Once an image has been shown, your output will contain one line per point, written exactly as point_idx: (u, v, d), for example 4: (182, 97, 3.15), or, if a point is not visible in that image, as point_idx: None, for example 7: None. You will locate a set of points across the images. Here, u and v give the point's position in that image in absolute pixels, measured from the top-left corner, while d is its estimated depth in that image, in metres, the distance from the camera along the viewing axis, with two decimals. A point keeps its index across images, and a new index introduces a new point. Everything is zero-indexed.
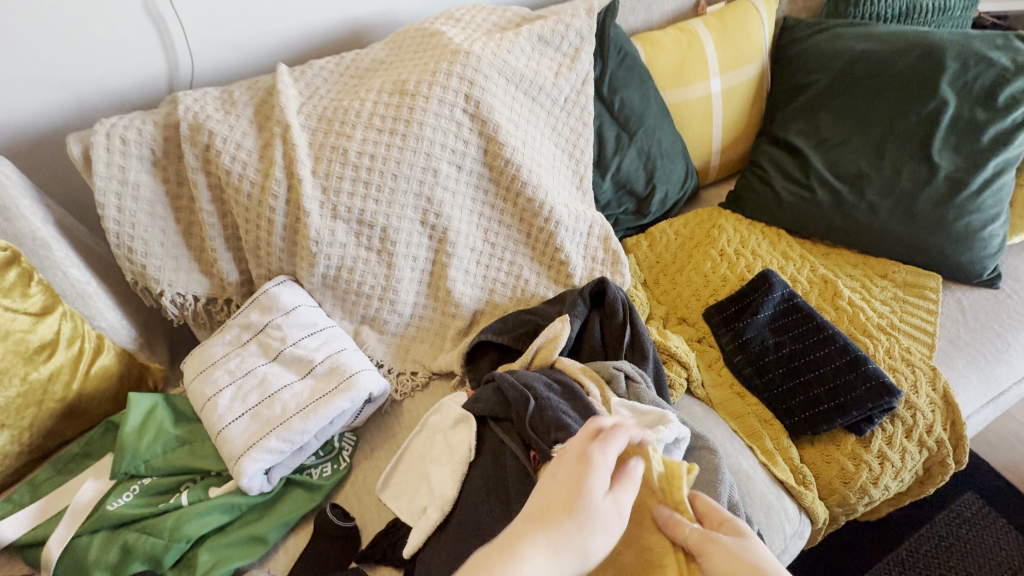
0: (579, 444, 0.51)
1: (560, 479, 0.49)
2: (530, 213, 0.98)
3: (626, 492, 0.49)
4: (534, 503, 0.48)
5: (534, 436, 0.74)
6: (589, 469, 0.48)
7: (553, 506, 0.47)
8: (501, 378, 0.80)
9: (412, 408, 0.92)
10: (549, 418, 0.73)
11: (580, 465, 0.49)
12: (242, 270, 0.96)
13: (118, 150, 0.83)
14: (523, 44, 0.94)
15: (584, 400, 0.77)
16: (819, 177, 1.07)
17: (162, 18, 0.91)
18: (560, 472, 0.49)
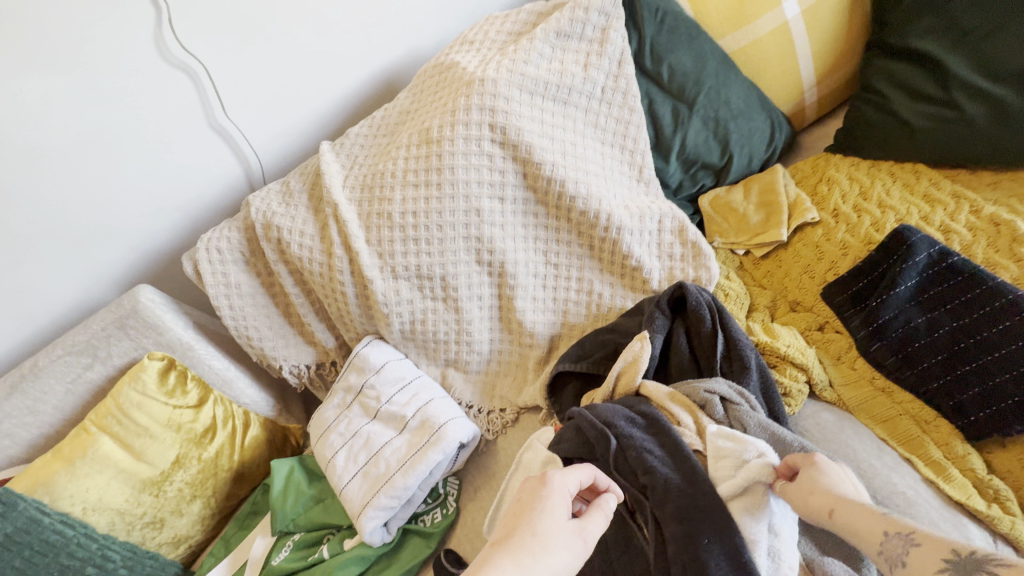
0: (539, 477, 0.57)
1: (525, 502, 0.55)
2: (587, 225, 0.90)
3: (592, 522, 0.55)
4: (503, 525, 0.53)
5: (620, 479, 0.69)
6: (550, 497, 0.54)
7: (518, 523, 0.52)
8: (580, 417, 0.75)
9: (508, 445, 0.93)
10: (633, 459, 0.68)
11: (541, 490, 0.55)
12: (336, 335, 1.05)
13: (217, 259, 0.95)
14: (541, 47, 0.86)
15: (674, 436, 0.68)
16: (964, 87, 0.81)
17: (226, 131, 1.02)
18: (523, 496, 0.55)
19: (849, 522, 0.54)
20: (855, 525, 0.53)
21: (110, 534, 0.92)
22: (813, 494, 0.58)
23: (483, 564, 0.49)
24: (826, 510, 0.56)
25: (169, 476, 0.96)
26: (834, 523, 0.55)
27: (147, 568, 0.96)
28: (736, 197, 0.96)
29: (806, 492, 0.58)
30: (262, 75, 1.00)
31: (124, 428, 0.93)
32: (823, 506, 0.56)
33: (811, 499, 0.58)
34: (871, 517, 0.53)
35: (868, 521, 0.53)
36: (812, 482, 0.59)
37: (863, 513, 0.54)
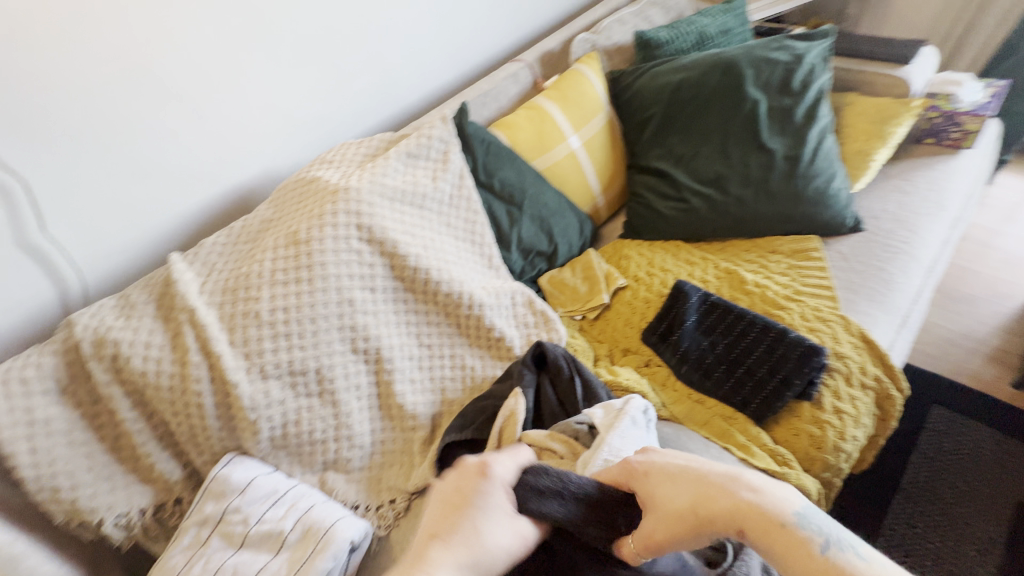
0: (477, 465, 0.65)
1: (460, 489, 0.63)
2: (452, 306, 1.02)
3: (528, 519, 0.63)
4: (433, 514, 0.62)
5: None
6: (485, 487, 0.63)
7: (449, 510, 0.61)
8: None
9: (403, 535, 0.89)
10: None
11: (469, 478, 0.64)
12: (184, 463, 0.92)
13: (18, 391, 0.79)
14: (395, 164, 1.03)
15: None
16: (688, 189, 1.21)
17: (39, 249, 0.91)
18: (450, 488, 0.64)
19: (760, 533, 0.56)
20: (762, 531, 0.55)
21: None
22: (728, 508, 0.57)
23: (423, 558, 0.57)
24: (743, 530, 0.57)
25: None
26: (755, 535, 0.56)
27: None
28: (566, 275, 1.20)
29: (712, 495, 0.59)
30: (97, 192, 0.95)
31: None
32: (733, 523, 0.57)
33: (720, 518, 0.57)
34: (763, 518, 0.56)
35: (769, 528, 0.55)
36: (705, 488, 0.60)
37: (768, 516, 0.56)
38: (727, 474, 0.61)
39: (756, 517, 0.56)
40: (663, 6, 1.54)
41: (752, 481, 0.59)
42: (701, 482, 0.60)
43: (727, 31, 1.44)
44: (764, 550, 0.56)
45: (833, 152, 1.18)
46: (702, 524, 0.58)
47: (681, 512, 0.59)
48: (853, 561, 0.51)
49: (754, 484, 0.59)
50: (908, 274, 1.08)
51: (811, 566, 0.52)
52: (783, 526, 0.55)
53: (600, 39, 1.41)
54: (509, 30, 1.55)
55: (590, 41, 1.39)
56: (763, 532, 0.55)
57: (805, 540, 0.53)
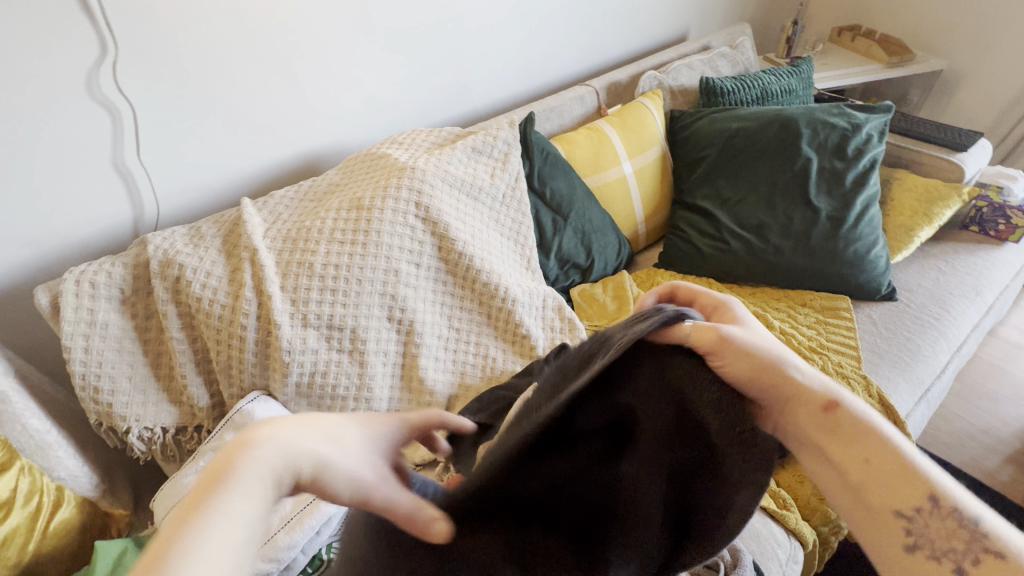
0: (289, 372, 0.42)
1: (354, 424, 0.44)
2: (487, 295, 1.07)
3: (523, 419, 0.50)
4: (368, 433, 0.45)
5: None
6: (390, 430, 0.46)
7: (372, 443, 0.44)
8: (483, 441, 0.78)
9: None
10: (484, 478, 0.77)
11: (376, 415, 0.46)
12: (213, 392, 0.97)
13: (88, 294, 0.86)
14: (460, 155, 1.10)
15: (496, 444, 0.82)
16: (729, 231, 1.24)
17: (129, 172, 0.99)
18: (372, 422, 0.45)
19: (826, 434, 0.52)
20: (851, 422, 0.51)
21: None
22: (815, 383, 0.54)
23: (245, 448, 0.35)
24: (839, 423, 0.52)
25: None
26: (842, 437, 0.51)
27: None
28: (597, 290, 1.23)
29: (794, 379, 0.54)
30: (190, 133, 1.03)
31: None
32: (819, 400, 0.53)
33: (806, 389, 0.53)
34: (844, 423, 0.52)
35: (841, 435, 0.51)
36: (806, 368, 0.55)
37: (890, 445, 0.50)
38: (813, 375, 0.55)
39: (854, 423, 0.51)
40: (731, 59, 1.61)
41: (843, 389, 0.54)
42: (793, 361, 0.56)
43: (789, 91, 1.50)
44: (827, 437, 0.52)
45: (876, 221, 1.22)
46: (779, 386, 0.54)
47: (755, 359, 0.54)
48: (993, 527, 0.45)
49: (850, 398, 0.53)
50: (934, 349, 1.11)
51: (897, 480, 0.48)
52: (874, 436, 0.50)
53: (667, 79, 1.49)
54: (581, 58, 1.64)
55: (658, 78, 1.47)
56: (836, 435, 0.52)
57: (913, 471, 0.48)
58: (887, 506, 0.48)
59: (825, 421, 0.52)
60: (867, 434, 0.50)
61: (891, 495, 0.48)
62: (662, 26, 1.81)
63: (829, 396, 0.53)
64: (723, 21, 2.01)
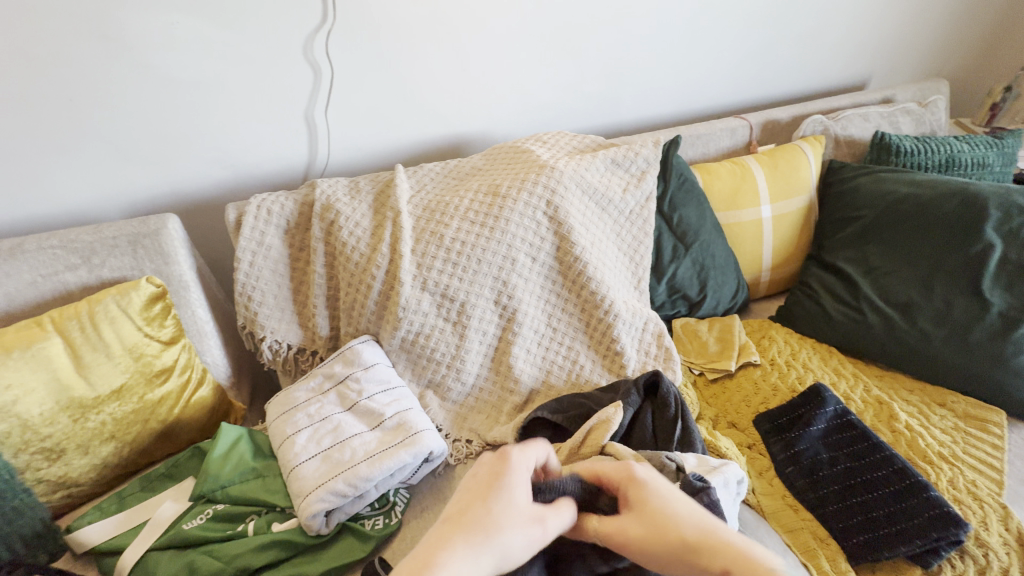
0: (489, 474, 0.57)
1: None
2: (591, 304, 1.08)
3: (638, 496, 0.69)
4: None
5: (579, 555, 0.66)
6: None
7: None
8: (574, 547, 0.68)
9: (496, 461, 0.59)
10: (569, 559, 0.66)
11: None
12: (333, 326, 1.09)
13: (263, 218, 1.02)
14: (598, 164, 1.12)
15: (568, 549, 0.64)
16: (869, 302, 1.13)
17: (315, 124, 1.15)
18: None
19: (630, 518, 0.56)
20: (643, 523, 0.55)
21: None
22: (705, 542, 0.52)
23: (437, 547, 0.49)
24: (627, 486, 0.60)
25: (100, 404, 0.89)
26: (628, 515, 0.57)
27: (16, 500, 0.84)
28: (702, 328, 1.19)
29: (664, 513, 0.55)
30: (368, 99, 1.17)
31: (82, 337, 0.89)
32: (676, 540, 0.52)
33: (704, 551, 0.51)
34: (642, 514, 0.56)
35: (644, 511, 0.56)
36: (771, 571, 0.48)
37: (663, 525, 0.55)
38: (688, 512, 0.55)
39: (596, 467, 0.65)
40: (917, 117, 1.44)
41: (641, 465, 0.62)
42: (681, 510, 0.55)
43: (982, 164, 1.31)
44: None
45: None
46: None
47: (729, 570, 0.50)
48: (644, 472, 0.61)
49: (657, 488, 0.58)
50: None
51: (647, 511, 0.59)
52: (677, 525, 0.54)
53: (834, 126, 1.38)
54: (742, 89, 1.57)
55: (824, 124, 1.37)
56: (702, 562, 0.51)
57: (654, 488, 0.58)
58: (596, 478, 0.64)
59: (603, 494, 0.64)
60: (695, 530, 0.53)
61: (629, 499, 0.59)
62: (840, 70, 1.67)
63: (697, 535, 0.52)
64: (916, 75, 1.80)
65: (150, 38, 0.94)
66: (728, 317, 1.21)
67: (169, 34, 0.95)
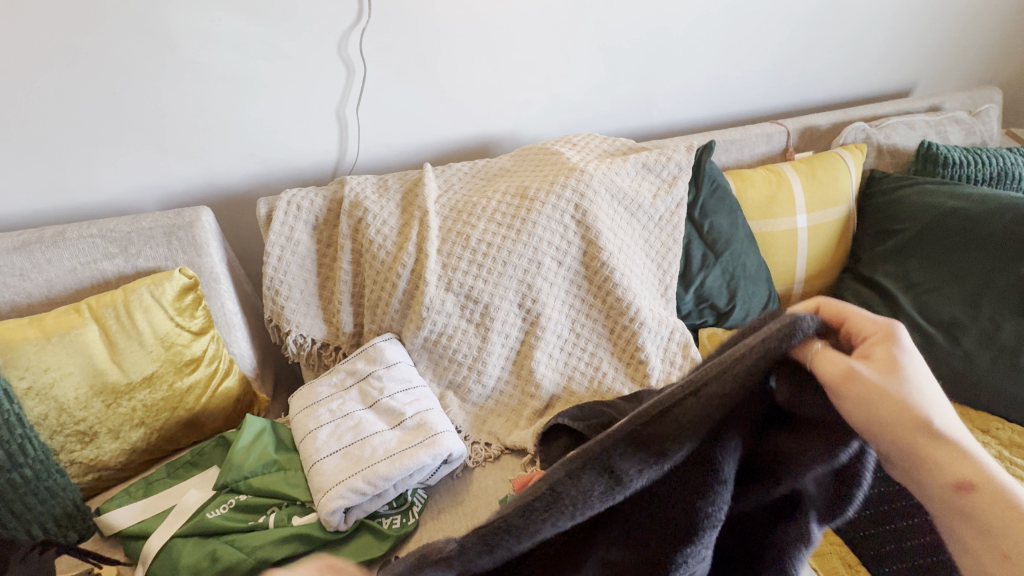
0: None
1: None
2: (617, 311, 1.06)
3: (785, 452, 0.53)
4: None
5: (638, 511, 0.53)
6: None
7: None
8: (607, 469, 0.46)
9: None
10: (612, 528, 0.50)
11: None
12: (357, 323, 1.10)
13: (293, 214, 1.03)
14: (629, 168, 1.10)
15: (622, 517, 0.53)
16: (909, 320, 1.08)
17: (346, 121, 1.15)
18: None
19: (859, 390, 0.46)
20: (883, 379, 0.46)
21: (35, 426, 0.85)
22: (960, 462, 0.44)
23: None
24: (847, 376, 0.46)
25: (132, 391, 0.92)
26: (856, 389, 0.46)
27: (49, 481, 0.86)
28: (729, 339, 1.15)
29: (905, 406, 0.46)
30: (399, 98, 1.17)
31: (117, 324, 0.91)
32: (921, 427, 0.45)
33: (935, 451, 0.45)
34: (881, 381, 0.46)
35: (885, 392, 0.46)
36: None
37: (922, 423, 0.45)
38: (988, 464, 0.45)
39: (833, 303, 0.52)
40: (966, 127, 1.38)
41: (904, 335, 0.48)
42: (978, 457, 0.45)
43: None
44: (957, 525, 0.45)
45: None
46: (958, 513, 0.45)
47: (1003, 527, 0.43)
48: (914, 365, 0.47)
49: (916, 378, 0.47)
50: None
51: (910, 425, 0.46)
52: (957, 451, 0.45)
53: (876, 134, 1.33)
54: (779, 94, 1.52)
55: (866, 132, 1.32)
56: (924, 463, 0.46)
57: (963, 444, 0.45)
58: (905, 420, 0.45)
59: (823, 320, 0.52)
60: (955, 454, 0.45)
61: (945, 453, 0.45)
62: (883, 77, 1.61)
63: (967, 478, 0.44)
64: (965, 83, 1.72)
65: (192, 33, 0.96)
66: (757, 329, 1.17)
67: (209, 30, 0.97)
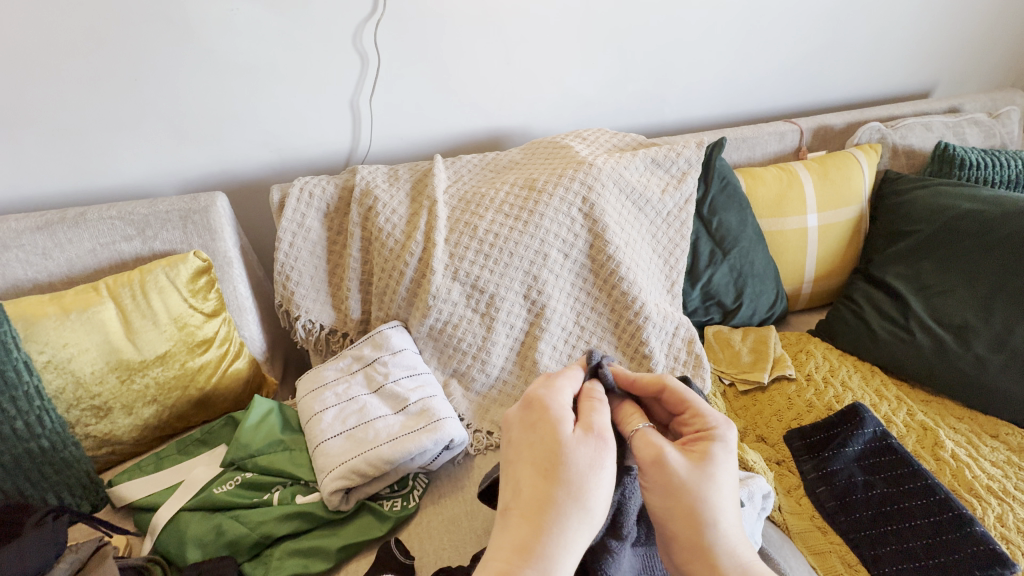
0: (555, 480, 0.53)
1: (547, 497, 0.52)
2: (621, 304, 1.06)
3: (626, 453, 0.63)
4: (520, 522, 0.52)
5: None
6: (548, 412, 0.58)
7: (537, 521, 0.51)
8: None
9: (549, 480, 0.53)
10: None
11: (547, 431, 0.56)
12: (364, 310, 1.11)
13: (305, 201, 1.05)
14: (638, 163, 1.10)
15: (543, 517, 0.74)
16: (919, 322, 1.07)
17: (359, 111, 1.17)
18: (528, 490, 0.53)
19: (659, 486, 0.55)
20: (687, 477, 0.54)
21: (53, 399, 0.88)
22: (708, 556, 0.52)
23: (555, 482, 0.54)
24: (655, 463, 0.56)
25: (145, 368, 0.94)
26: (658, 480, 0.55)
27: (65, 452, 0.90)
28: (735, 337, 1.15)
29: (687, 506, 0.53)
30: (413, 88, 1.18)
31: (133, 304, 0.94)
32: (697, 530, 0.53)
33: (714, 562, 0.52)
34: (685, 480, 0.54)
35: (683, 494, 0.54)
36: None
37: (697, 521, 0.53)
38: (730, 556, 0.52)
39: (671, 386, 0.63)
40: (986, 129, 1.35)
41: (727, 439, 0.58)
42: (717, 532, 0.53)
43: None
44: None
45: None
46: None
47: None
48: (710, 463, 0.55)
49: (706, 483, 0.54)
50: None
51: (679, 515, 0.54)
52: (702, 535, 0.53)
53: (892, 135, 1.31)
54: (794, 93, 1.51)
55: (881, 132, 1.31)
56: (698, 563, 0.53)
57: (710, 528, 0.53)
58: (689, 513, 0.53)
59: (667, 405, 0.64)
60: (697, 532, 0.53)
61: (687, 524, 0.53)
62: (902, 77, 1.59)
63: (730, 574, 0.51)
64: (987, 85, 1.69)
65: (214, 24, 0.99)
66: (762, 327, 1.17)
67: (228, 19, 0.99)
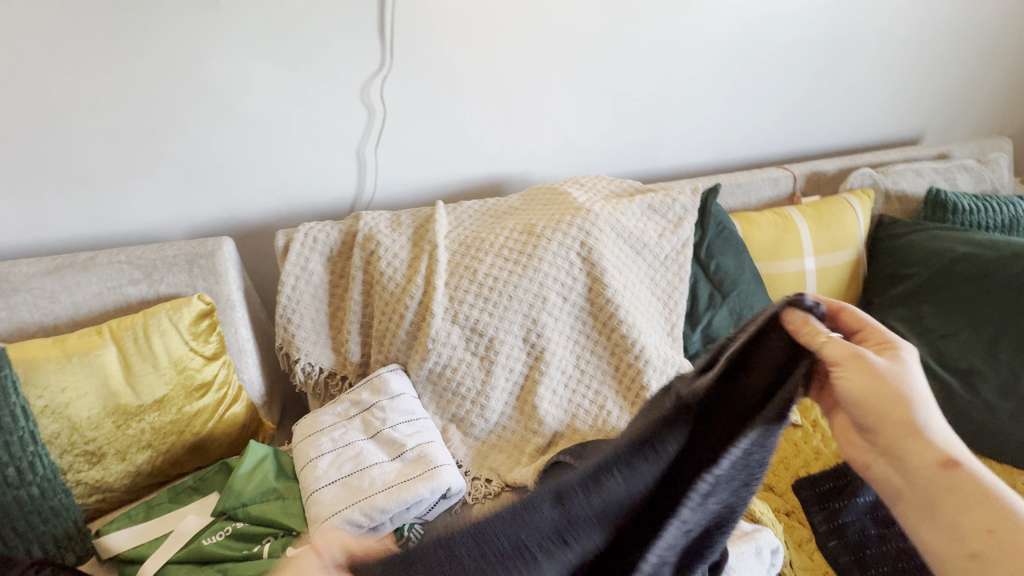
0: None
1: None
2: (621, 348, 1.06)
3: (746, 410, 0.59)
4: None
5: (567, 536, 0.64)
6: None
7: None
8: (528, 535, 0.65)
9: None
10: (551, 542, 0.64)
11: None
12: (364, 353, 1.11)
13: (310, 245, 1.07)
14: (635, 209, 1.12)
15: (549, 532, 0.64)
16: (924, 367, 1.06)
17: (365, 161, 1.22)
18: None
19: (858, 376, 0.54)
20: (885, 368, 0.54)
21: (47, 444, 0.88)
22: (930, 446, 0.51)
23: None
24: (852, 357, 0.54)
25: (142, 413, 0.94)
26: (857, 369, 0.54)
27: (54, 501, 0.87)
28: None
29: (889, 394, 0.53)
30: (416, 139, 1.23)
31: (134, 348, 0.94)
32: (904, 422, 0.52)
33: (922, 446, 0.51)
34: (886, 371, 0.54)
35: (886, 386, 0.53)
36: (961, 482, 0.49)
37: (910, 416, 0.52)
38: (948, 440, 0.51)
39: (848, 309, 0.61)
40: (976, 175, 1.38)
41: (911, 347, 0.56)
42: (931, 423, 0.52)
43: None
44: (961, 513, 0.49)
45: None
46: (935, 510, 0.50)
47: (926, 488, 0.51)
48: (907, 356, 0.55)
49: (906, 373, 0.54)
50: None
51: (885, 406, 0.53)
52: (920, 431, 0.51)
53: (883, 180, 1.34)
54: (785, 141, 1.56)
55: (873, 177, 1.33)
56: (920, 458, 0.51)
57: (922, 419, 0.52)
58: (898, 410, 0.52)
59: (842, 324, 0.61)
60: (910, 424, 0.52)
61: (898, 415, 0.52)
62: (890, 125, 1.64)
63: (948, 458, 0.50)
64: (974, 132, 1.74)
65: (227, 78, 1.04)
66: None
67: (244, 75, 1.05)
